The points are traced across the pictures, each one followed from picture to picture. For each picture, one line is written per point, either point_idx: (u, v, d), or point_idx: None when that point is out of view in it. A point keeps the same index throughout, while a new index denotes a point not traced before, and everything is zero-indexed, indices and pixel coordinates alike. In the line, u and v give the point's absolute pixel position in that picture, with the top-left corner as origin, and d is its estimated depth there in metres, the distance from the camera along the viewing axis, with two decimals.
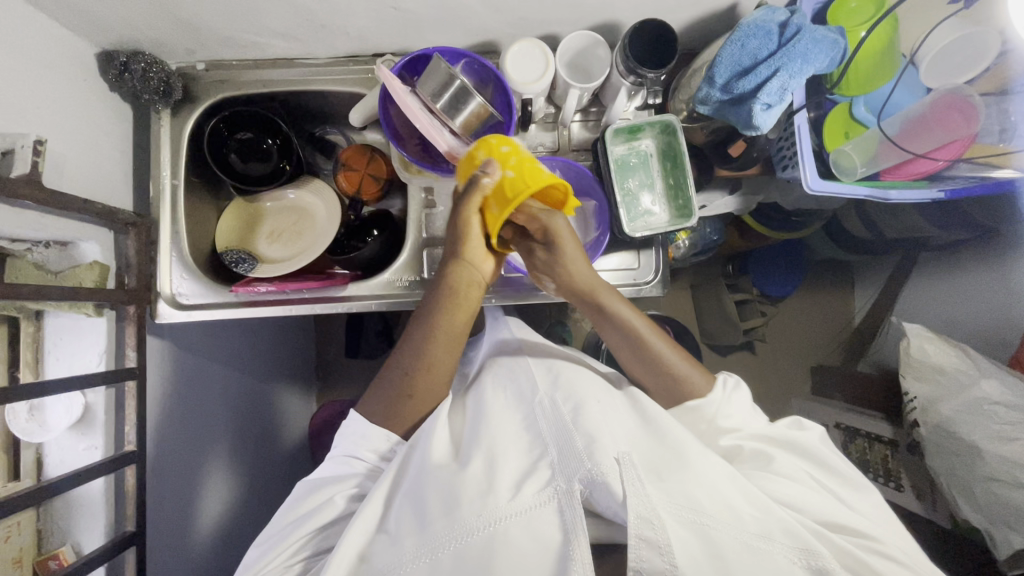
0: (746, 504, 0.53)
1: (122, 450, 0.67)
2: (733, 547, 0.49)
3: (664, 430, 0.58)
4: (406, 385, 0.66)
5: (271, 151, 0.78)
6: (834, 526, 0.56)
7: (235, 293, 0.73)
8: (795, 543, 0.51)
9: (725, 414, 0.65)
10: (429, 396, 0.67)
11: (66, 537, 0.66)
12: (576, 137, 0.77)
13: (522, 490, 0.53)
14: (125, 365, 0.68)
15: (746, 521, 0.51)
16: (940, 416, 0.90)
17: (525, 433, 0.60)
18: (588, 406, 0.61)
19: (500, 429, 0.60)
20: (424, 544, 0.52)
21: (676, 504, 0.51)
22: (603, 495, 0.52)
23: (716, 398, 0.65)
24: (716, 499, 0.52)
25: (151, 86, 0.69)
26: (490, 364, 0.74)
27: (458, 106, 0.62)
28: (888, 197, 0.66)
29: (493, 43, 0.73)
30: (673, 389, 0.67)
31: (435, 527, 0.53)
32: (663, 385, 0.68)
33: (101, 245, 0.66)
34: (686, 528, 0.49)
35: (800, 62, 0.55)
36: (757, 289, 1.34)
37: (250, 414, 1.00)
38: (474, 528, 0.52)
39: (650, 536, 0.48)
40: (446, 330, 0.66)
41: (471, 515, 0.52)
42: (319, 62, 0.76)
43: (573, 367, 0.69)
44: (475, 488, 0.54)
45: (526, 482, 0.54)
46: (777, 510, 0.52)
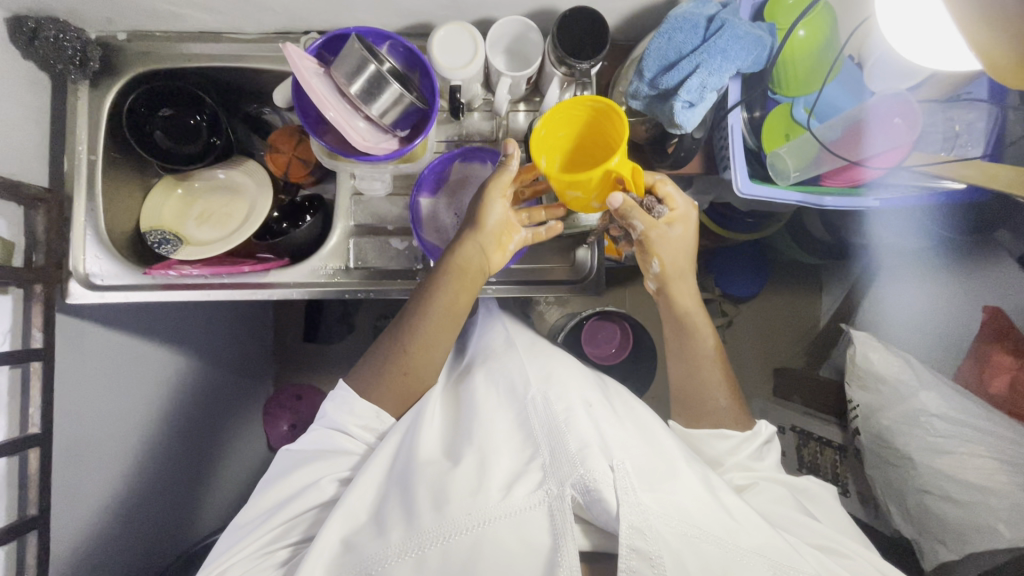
0: (739, 519, 0.52)
1: (28, 431, 0.65)
2: (717, 560, 0.48)
3: (657, 442, 0.58)
4: (404, 359, 0.65)
5: (199, 127, 0.75)
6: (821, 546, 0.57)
7: (151, 275, 0.70)
8: (779, 558, 0.50)
9: (753, 455, 0.68)
10: (424, 372, 0.66)
11: None
12: (515, 128, 0.74)
13: (514, 491, 0.53)
14: (31, 345, 0.66)
15: (735, 534, 0.50)
16: (880, 424, 0.89)
17: (517, 434, 0.59)
18: (582, 409, 0.59)
19: (494, 429, 0.60)
20: (411, 539, 0.51)
21: (668, 516, 0.50)
22: (596, 507, 0.51)
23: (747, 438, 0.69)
24: (706, 509, 0.51)
25: (64, 55, 0.66)
26: (483, 355, 0.73)
27: (374, 92, 0.57)
28: (822, 203, 0.65)
29: (430, 24, 0.70)
30: (705, 414, 0.71)
31: (423, 521, 0.52)
32: (693, 405, 0.72)
33: (8, 220, 0.63)
34: (676, 537, 0.49)
35: (720, 58, 0.51)
36: (719, 289, 1.34)
37: (203, 398, 0.98)
38: (463, 526, 0.51)
39: (641, 546, 0.48)
40: (443, 307, 0.65)
41: (460, 513, 0.52)
42: (249, 37, 0.73)
43: (566, 364, 0.68)
44: (470, 486, 0.54)
45: (517, 483, 0.53)
46: (766, 528, 0.51)
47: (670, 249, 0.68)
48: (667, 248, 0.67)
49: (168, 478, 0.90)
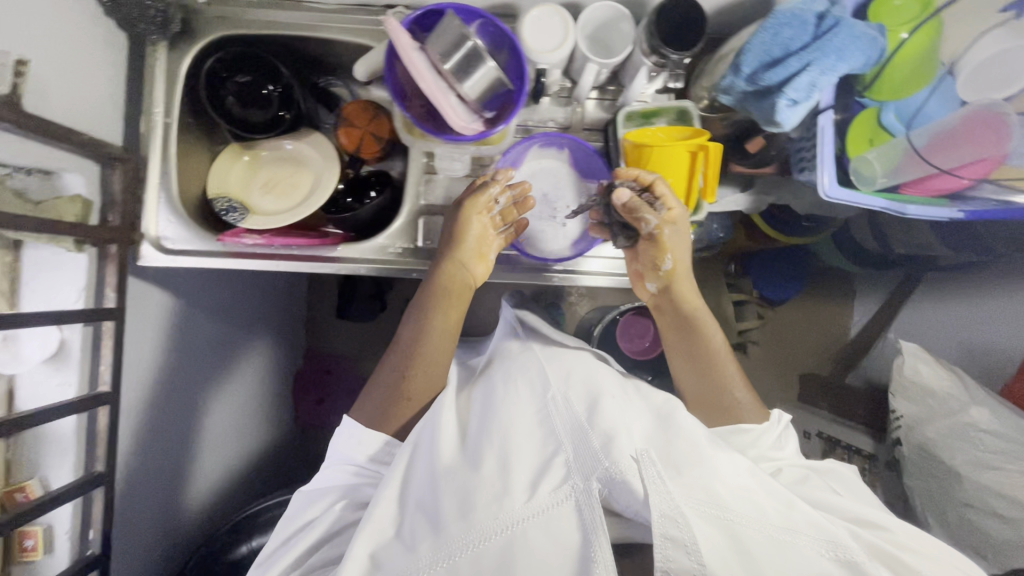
0: (769, 499, 0.49)
1: (97, 389, 0.66)
2: (758, 541, 0.44)
3: (680, 429, 0.55)
4: (401, 388, 0.66)
5: (271, 97, 0.74)
6: (867, 524, 0.53)
7: (222, 242, 0.70)
8: (822, 535, 0.47)
9: (774, 445, 0.63)
10: (426, 387, 0.67)
11: (35, 471, 0.64)
12: (589, 116, 0.73)
13: (538, 489, 0.50)
14: (103, 303, 0.66)
15: (770, 515, 0.47)
16: (924, 436, 0.89)
17: (538, 429, 0.57)
18: (602, 402, 0.57)
19: (514, 421, 0.58)
20: (439, 548, 0.50)
21: (695, 498, 0.46)
22: (624, 494, 0.49)
23: (767, 427, 0.65)
24: (738, 494, 0.48)
25: (147, 15, 0.65)
26: (499, 356, 0.72)
27: (468, 70, 0.57)
28: (905, 211, 0.64)
29: (513, 5, 0.69)
30: (724, 412, 0.66)
31: (449, 532, 0.50)
32: (710, 405, 0.67)
33: (87, 177, 0.64)
34: (711, 524, 0.44)
35: (833, 57, 0.50)
36: (756, 291, 1.34)
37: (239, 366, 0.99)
38: (492, 531, 0.49)
39: (676, 534, 0.41)
40: (438, 325, 0.68)
41: (486, 517, 0.50)
42: (329, 7, 0.71)
43: (588, 363, 0.66)
44: (491, 488, 0.52)
45: (541, 479, 0.51)
46: (801, 506, 0.49)
47: (679, 244, 0.63)
48: (680, 243, 0.63)
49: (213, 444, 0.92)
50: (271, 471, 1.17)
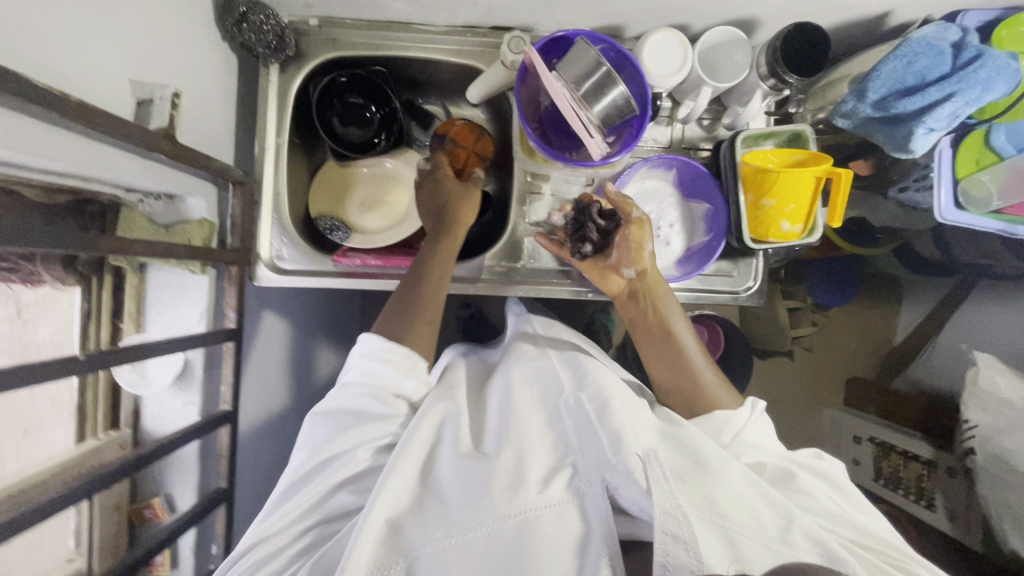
0: (765, 508, 0.49)
1: (217, 408, 0.67)
2: (754, 549, 0.45)
3: (681, 440, 0.56)
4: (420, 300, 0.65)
5: (373, 119, 0.76)
6: (858, 543, 0.52)
7: (336, 262, 0.71)
8: (818, 545, 0.46)
9: (751, 429, 0.62)
10: (428, 314, 0.65)
11: (160, 488, 0.67)
12: (689, 135, 0.74)
13: (551, 485, 0.51)
14: (223, 324, 0.68)
15: (767, 526, 0.48)
16: (1001, 447, 0.91)
17: (548, 433, 0.58)
18: (613, 404, 0.57)
19: (524, 425, 0.58)
20: (456, 526, 0.49)
21: (701, 507, 0.48)
22: (628, 491, 0.49)
23: (742, 413, 0.62)
24: (737, 503, 0.49)
25: (265, 41, 0.66)
26: (515, 354, 0.72)
27: (600, 95, 0.59)
28: (1016, 233, 0.66)
29: (621, 26, 0.70)
30: (698, 401, 0.64)
31: (465, 513, 0.49)
32: (688, 394, 0.65)
33: (206, 200, 0.66)
34: (708, 528, 0.46)
35: (979, 88, 0.51)
36: (810, 298, 1.35)
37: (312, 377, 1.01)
38: (507, 515, 0.49)
39: (676, 531, 0.43)
40: (436, 266, 0.67)
41: (501, 503, 0.49)
42: (436, 29, 0.72)
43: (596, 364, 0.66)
44: (500, 478, 0.51)
45: (553, 477, 0.52)
46: (800, 518, 0.49)
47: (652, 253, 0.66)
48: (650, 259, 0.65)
49: None
50: None
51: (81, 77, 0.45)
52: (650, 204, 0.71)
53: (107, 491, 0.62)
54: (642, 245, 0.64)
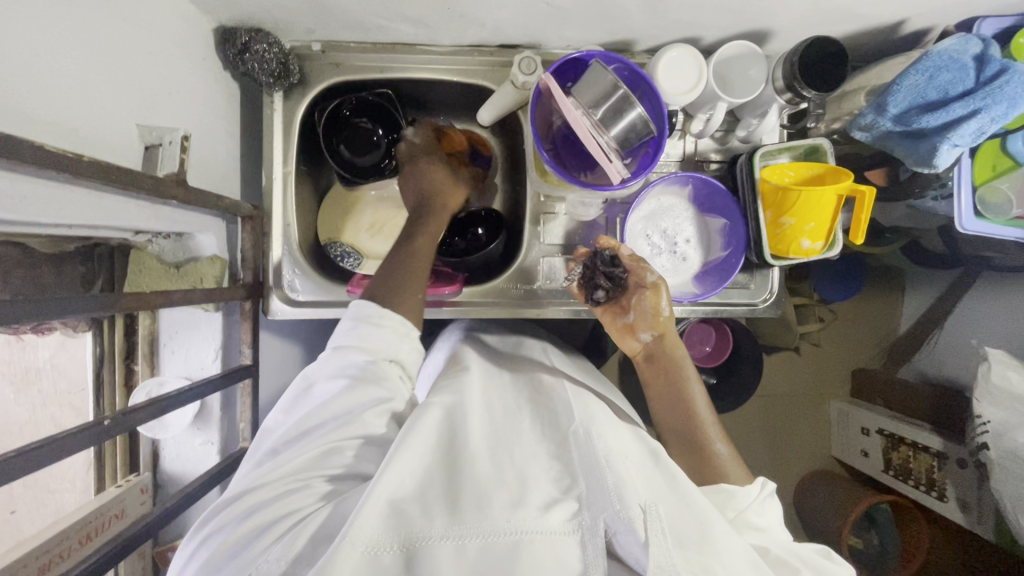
0: None
1: (236, 445, 0.66)
2: None
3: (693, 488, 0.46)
4: (409, 270, 0.59)
5: (382, 143, 0.73)
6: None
7: (349, 292, 0.69)
8: None
9: (755, 511, 0.52)
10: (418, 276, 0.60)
11: (184, 529, 0.66)
12: (702, 148, 0.73)
13: (552, 511, 0.41)
14: (238, 361, 0.66)
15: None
16: (1015, 442, 0.92)
17: (555, 452, 0.48)
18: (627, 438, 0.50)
19: (523, 445, 0.49)
20: (450, 532, 0.40)
21: None
22: (628, 542, 0.41)
23: (751, 490, 0.53)
24: None
25: (268, 69, 0.64)
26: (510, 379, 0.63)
27: (617, 118, 0.57)
28: None
29: (631, 40, 0.69)
30: (706, 468, 0.57)
31: (461, 519, 0.41)
32: (695, 461, 0.58)
33: (216, 236, 0.64)
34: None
35: (1005, 104, 0.50)
36: (816, 294, 1.35)
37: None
38: (499, 533, 0.40)
39: None
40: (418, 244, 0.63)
41: (497, 519, 0.41)
42: (442, 49, 0.70)
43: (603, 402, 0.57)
44: (501, 492, 0.43)
45: (558, 500, 0.42)
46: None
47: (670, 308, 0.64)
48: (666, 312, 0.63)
49: None
50: None
51: (86, 128, 0.44)
52: (666, 221, 0.70)
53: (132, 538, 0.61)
54: (658, 310, 0.63)
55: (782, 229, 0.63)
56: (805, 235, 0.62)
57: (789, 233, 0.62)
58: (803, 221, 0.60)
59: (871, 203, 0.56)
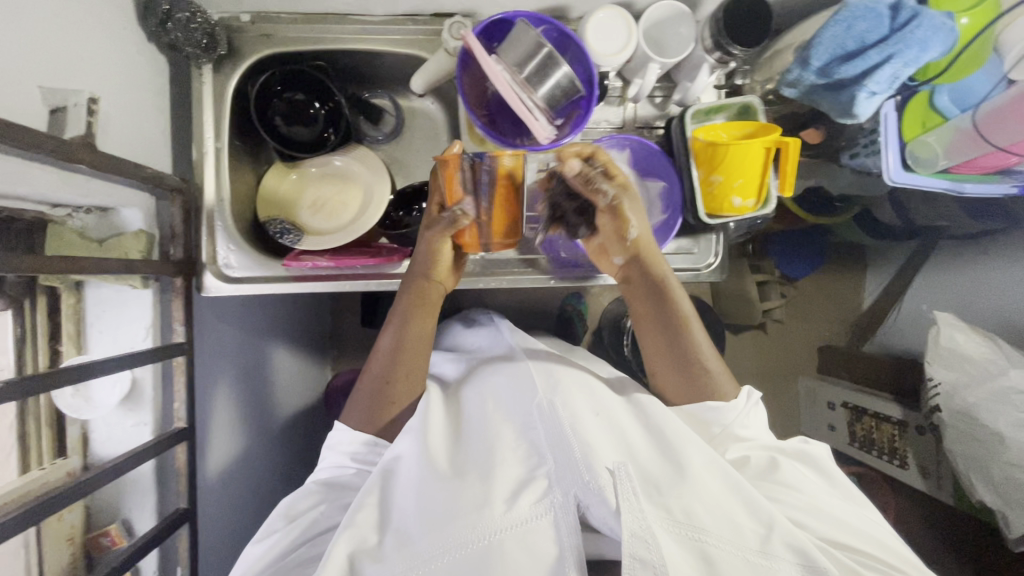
0: (746, 519, 0.49)
1: (173, 426, 0.65)
2: (731, 564, 0.46)
3: (667, 437, 0.56)
4: (401, 364, 0.66)
5: (318, 115, 0.72)
6: (837, 544, 0.53)
7: (286, 267, 0.68)
8: (797, 557, 0.47)
9: (742, 423, 0.62)
10: (408, 393, 0.66)
11: (116, 514, 0.65)
12: (641, 115, 0.73)
13: (518, 502, 0.50)
14: (171, 339, 0.65)
15: (747, 537, 0.48)
16: (964, 403, 0.93)
17: (521, 443, 0.56)
18: (586, 416, 0.56)
19: (496, 437, 0.57)
20: (418, 556, 0.49)
21: (675, 524, 0.48)
22: (598, 511, 0.49)
23: (737, 405, 0.63)
24: (715, 513, 0.49)
25: (193, 40, 0.63)
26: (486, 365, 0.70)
27: (543, 78, 0.58)
28: (963, 191, 0.68)
29: (566, 6, 0.68)
30: (697, 387, 0.63)
31: (429, 540, 0.50)
32: (685, 379, 0.64)
33: (143, 212, 0.62)
34: (684, 547, 0.47)
35: (916, 49, 0.52)
36: (777, 270, 1.36)
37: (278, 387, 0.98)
38: (469, 540, 0.49)
39: (647, 555, 0.44)
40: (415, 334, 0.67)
41: (465, 527, 0.49)
42: (375, 19, 0.70)
43: (568, 371, 0.65)
44: (469, 499, 0.52)
45: (522, 493, 0.51)
46: (781, 525, 0.49)
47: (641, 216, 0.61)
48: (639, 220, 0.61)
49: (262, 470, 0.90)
50: None
51: None
52: None
53: (57, 522, 0.59)
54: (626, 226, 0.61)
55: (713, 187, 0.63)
56: (736, 192, 0.62)
57: (721, 191, 0.63)
58: (732, 177, 0.61)
59: (795, 152, 0.58)
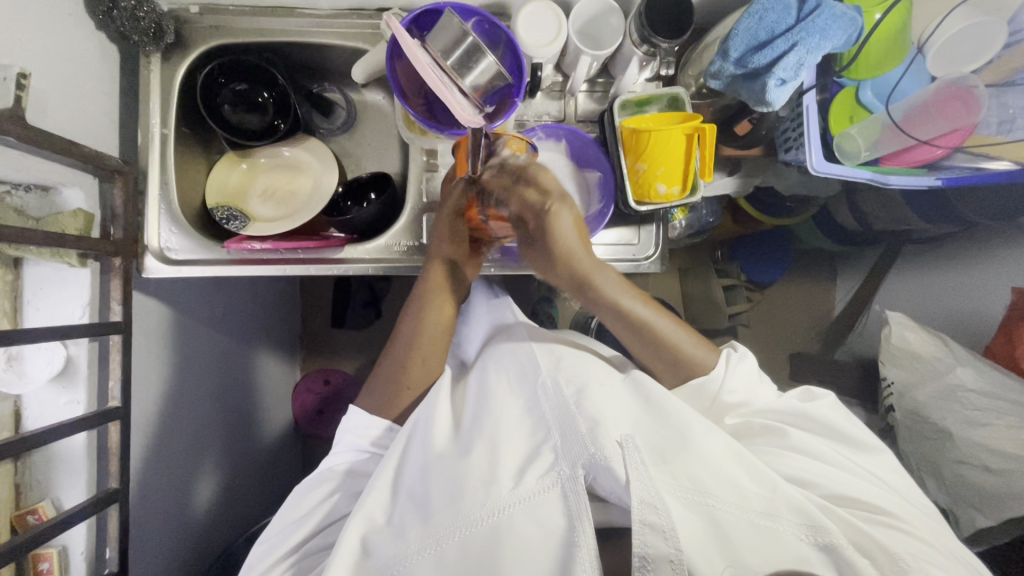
0: (751, 483, 0.50)
1: (106, 405, 0.65)
2: (737, 525, 0.47)
3: (668, 409, 0.56)
4: (417, 350, 0.70)
5: (267, 105, 0.75)
6: (843, 500, 0.54)
7: (227, 249, 0.70)
8: (802, 519, 0.48)
9: (729, 389, 0.64)
10: (424, 379, 0.69)
11: (46, 492, 0.64)
12: (582, 108, 0.75)
13: (525, 477, 0.50)
14: (109, 318, 0.65)
15: (752, 500, 0.48)
16: (916, 401, 0.93)
17: (526, 419, 0.57)
18: (591, 389, 0.58)
19: (502, 415, 0.58)
20: (429, 535, 0.50)
21: (681, 488, 0.48)
22: (607, 481, 0.49)
23: (719, 374, 0.65)
24: (721, 479, 0.49)
25: (140, 28, 0.65)
26: (495, 340, 0.71)
27: (468, 66, 0.60)
28: (887, 183, 0.68)
29: (505, 3, 0.71)
30: (672, 366, 0.67)
31: (439, 518, 0.51)
32: (665, 361, 0.67)
33: (85, 192, 0.64)
34: (692, 510, 0.47)
35: (818, 37, 0.54)
36: (744, 275, 1.36)
37: (233, 380, 0.98)
38: (478, 518, 0.49)
39: (654, 520, 0.44)
40: (433, 322, 0.70)
41: (474, 505, 0.50)
42: (321, 13, 0.72)
43: (576, 353, 0.66)
44: (476, 477, 0.52)
45: (529, 468, 0.51)
46: (785, 486, 0.49)
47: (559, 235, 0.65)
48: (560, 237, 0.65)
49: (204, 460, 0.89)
50: (271, 486, 1.15)
51: None
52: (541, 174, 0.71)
53: None
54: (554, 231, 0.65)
55: (637, 175, 0.65)
56: (661, 180, 0.64)
57: (646, 179, 0.65)
58: (656, 166, 0.63)
59: (713, 138, 0.62)
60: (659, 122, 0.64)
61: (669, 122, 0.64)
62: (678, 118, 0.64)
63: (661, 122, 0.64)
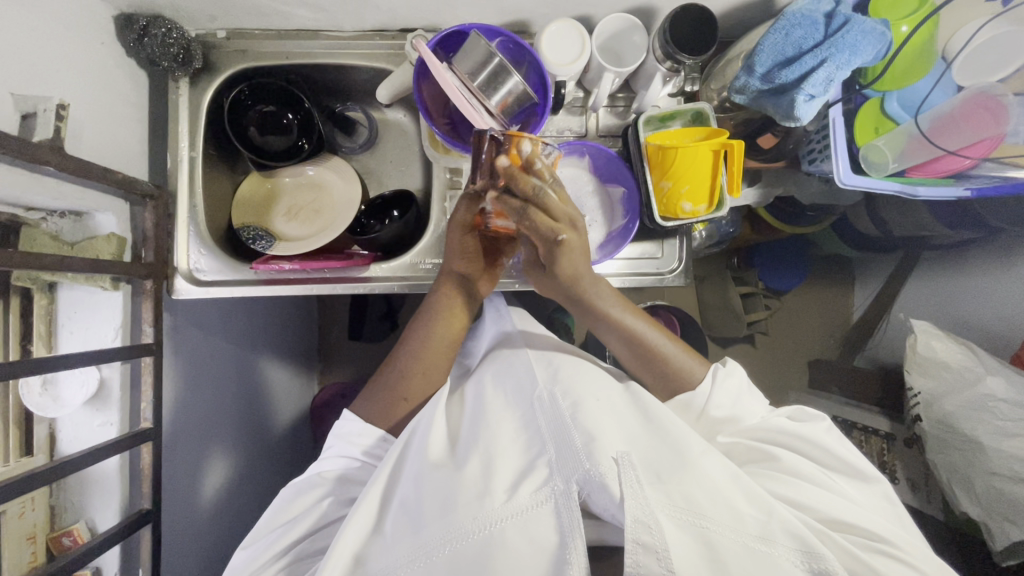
0: (745, 504, 0.50)
1: (138, 426, 0.66)
2: (731, 548, 0.46)
3: (665, 428, 0.55)
4: (416, 363, 0.70)
5: (292, 125, 0.76)
6: (835, 524, 0.53)
7: (255, 270, 0.71)
8: (795, 543, 0.47)
9: (716, 404, 0.63)
10: (423, 395, 0.70)
11: (81, 513, 0.65)
12: (604, 123, 0.75)
13: (519, 491, 0.50)
14: (141, 340, 0.66)
15: (748, 523, 0.48)
16: (943, 411, 0.92)
17: (522, 434, 0.57)
18: (587, 402, 0.57)
19: (498, 428, 0.57)
20: (419, 548, 0.50)
21: (675, 507, 0.48)
22: (601, 498, 0.49)
23: (705, 388, 0.64)
24: (715, 499, 0.49)
25: (170, 54, 0.66)
26: (490, 355, 0.71)
27: (495, 86, 0.61)
28: (916, 194, 0.68)
29: (526, 22, 0.71)
30: (664, 376, 0.67)
31: (431, 530, 0.50)
32: (660, 377, 0.68)
33: (118, 216, 0.64)
34: (684, 531, 0.47)
35: (847, 53, 0.54)
36: (762, 283, 1.34)
37: (253, 396, 0.98)
38: (470, 531, 0.49)
39: (648, 540, 0.45)
40: (439, 336, 0.70)
41: (466, 518, 0.50)
42: (344, 35, 0.73)
43: (576, 363, 0.65)
44: (469, 489, 0.52)
45: (521, 482, 0.51)
46: (779, 508, 0.49)
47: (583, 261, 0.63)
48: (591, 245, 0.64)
49: (227, 478, 0.89)
50: None
51: None
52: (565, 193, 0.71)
53: (17, 520, 0.59)
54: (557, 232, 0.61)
55: (661, 192, 0.66)
56: (686, 198, 0.64)
57: (671, 197, 0.65)
58: (681, 185, 0.63)
59: (739, 155, 0.62)
60: (684, 139, 0.65)
61: (694, 138, 0.65)
62: (702, 134, 0.64)
63: (686, 138, 0.65)
